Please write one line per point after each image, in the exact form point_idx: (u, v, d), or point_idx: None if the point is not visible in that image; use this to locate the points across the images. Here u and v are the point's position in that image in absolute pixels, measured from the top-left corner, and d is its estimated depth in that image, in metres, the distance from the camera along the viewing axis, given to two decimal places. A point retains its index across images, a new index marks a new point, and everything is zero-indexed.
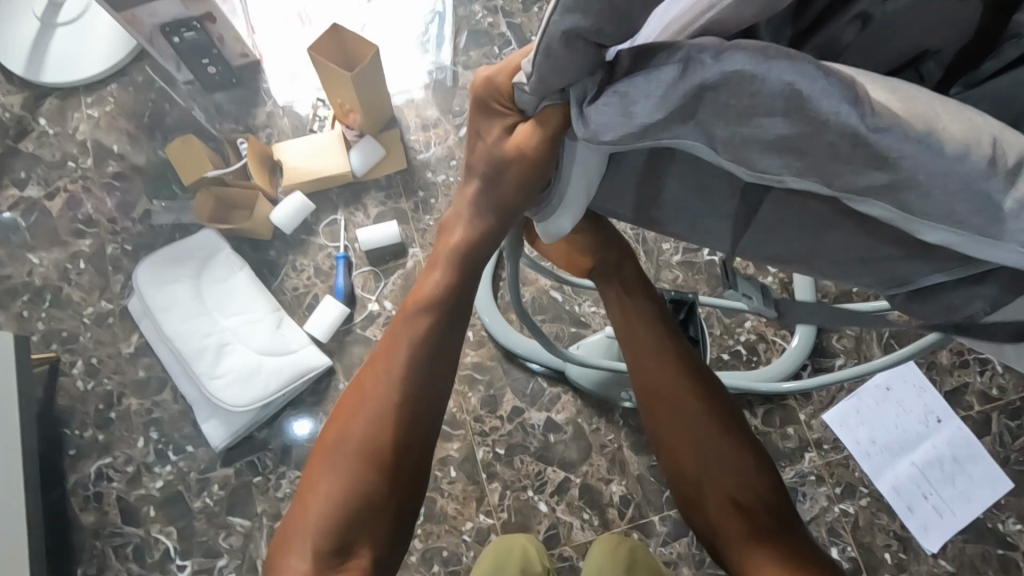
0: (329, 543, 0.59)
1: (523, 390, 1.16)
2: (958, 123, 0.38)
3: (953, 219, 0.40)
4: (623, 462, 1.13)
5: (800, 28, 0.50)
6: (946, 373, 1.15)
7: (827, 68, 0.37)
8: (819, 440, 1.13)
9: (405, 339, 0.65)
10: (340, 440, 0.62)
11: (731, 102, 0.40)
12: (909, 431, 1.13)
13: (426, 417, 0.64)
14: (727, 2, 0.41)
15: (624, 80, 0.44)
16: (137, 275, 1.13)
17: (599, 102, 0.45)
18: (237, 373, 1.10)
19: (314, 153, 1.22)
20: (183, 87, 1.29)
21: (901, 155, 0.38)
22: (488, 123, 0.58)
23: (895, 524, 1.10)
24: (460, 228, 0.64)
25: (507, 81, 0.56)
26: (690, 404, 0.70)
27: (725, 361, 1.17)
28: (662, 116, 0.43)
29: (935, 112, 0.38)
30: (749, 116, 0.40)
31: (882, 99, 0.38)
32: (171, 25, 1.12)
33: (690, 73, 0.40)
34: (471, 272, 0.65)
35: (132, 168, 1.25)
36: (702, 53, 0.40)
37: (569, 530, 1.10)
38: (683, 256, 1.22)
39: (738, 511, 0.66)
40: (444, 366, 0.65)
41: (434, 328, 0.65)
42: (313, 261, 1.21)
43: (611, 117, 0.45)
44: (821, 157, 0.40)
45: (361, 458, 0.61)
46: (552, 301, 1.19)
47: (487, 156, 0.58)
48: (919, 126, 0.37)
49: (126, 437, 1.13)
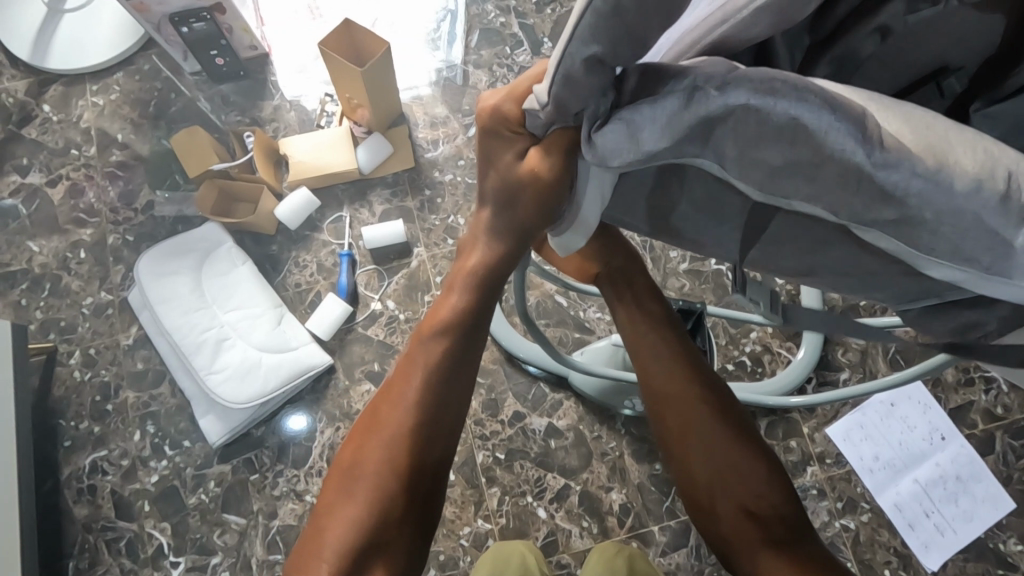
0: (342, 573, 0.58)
1: (525, 394, 1.15)
2: (972, 156, 0.37)
3: (963, 257, 0.39)
4: (624, 470, 1.12)
5: (816, 39, 0.49)
6: (951, 390, 1.15)
7: (835, 102, 0.36)
8: (822, 454, 1.12)
9: (421, 364, 0.63)
10: (355, 466, 0.62)
11: (739, 131, 0.39)
12: (912, 448, 1.12)
13: (440, 441, 0.63)
14: (739, 17, 0.41)
15: (630, 106, 0.43)
16: (138, 266, 1.12)
17: (606, 128, 0.44)
18: (237, 369, 1.09)
19: (321, 148, 1.21)
20: (190, 77, 1.28)
21: (911, 193, 0.37)
22: (499, 149, 0.55)
23: (896, 540, 1.09)
24: (477, 252, 0.63)
25: (516, 107, 0.53)
26: (700, 412, 0.68)
27: (729, 371, 1.16)
28: (668, 142, 0.42)
29: (950, 144, 0.37)
30: (757, 145, 0.39)
31: (894, 130, 0.37)
32: (180, 16, 1.11)
33: (695, 105, 0.39)
34: (489, 296, 0.64)
35: (135, 157, 1.24)
36: (708, 83, 0.38)
37: (568, 537, 1.09)
38: (690, 264, 1.21)
39: (750, 520, 0.65)
40: (460, 391, 0.64)
41: (450, 353, 0.63)
42: (316, 257, 1.20)
43: (620, 142, 0.44)
44: (830, 193, 0.39)
45: (376, 486, 0.60)
46: (557, 306, 1.19)
47: (499, 183, 0.56)
48: (930, 161, 0.36)
49: (122, 430, 1.12)
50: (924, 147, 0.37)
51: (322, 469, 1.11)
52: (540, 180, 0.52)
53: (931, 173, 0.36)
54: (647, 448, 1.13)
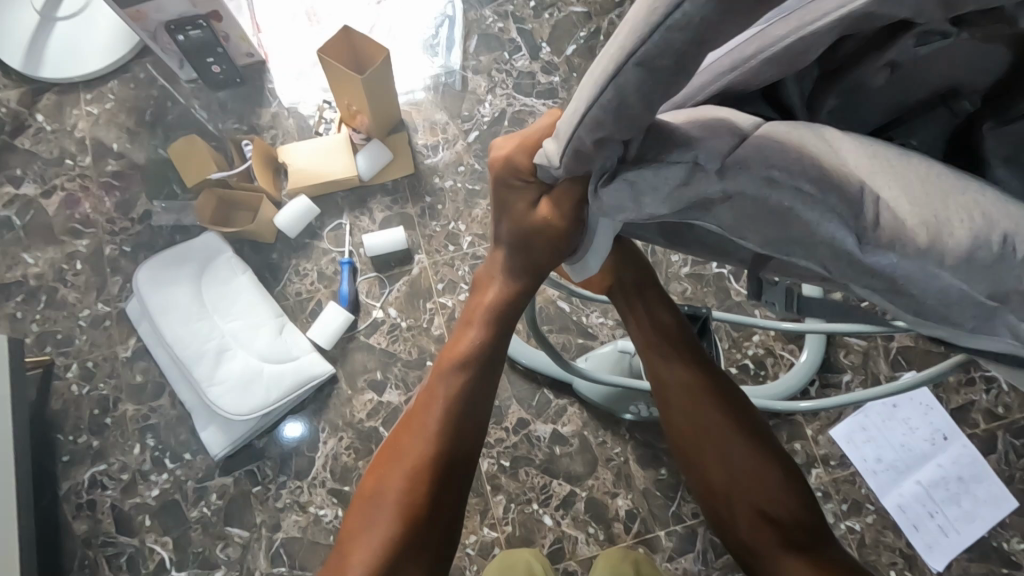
0: None
1: (529, 401, 1.14)
2: (967, 227, 0.37)
3: (956, 324, 0.40)
4: (630, 476, 1.11)
5: (825, 70, 0.47)
6: (953, 391, 1.15)
7: (817, 185, 0.39)
8: (826, 457, 1.13)
9: (440, 397, 0.64)
10: (375, 497, 0.60)
11: (738, 206, 0.42)
12: (915, 449, 1.13)
13: (459, 470, 0.63)
14: (750, 66, 0.45)
15: (635, 169, 0.43)
16: (137, 276, 1.10)
17: (610, 188, 0.45)
18: (238, 380, 1.07)
19: (320, 156, 1.20)
20: (186, 85, 1.27)
21: (899, 270, 0.39)
22: (513, 198, 0.57)
23: (900, 542, 1.09)
24: (493, 288, 0.65)
25: (528, 158, 0.56)
26: (714, 416, 0.68)
27: (733, 375, 1.16)
28: (670, 209, 0.44)
29: (945, 218, 0.37)
30: (755, 216, 0.42)
31: (890, 206, 0.38)
32: (176, 23, 1.10)
33: (694, 182, 0.42)
34: (504, 329, 0.66)
35: (132, 166, 1.23)
36: (709, 161, 0.41)
37: (574, 544, 1.08)
38: (692, 268, 1.21)
39: (768, 524, 0.64)
40: (478, 420, 0.65)
41: (469, 386, 0.64)
42: (316, 266, 1.19)
43: (622, 201, 0.45)
44: (822, 263, 0.42)
45: (398, 515, 0.59)
46: (560, 311, 1.18)
47: (513, 229, 0.58)
48: (921, 238, 0.37)
49: (121, 444, 1.10)
50: (922, 223, 0.37)
51: (326, 479, 1.10)
52: (554, 229, 0.55)
53: (921, 253, 0.37)
54: (652, 453, 1.12)
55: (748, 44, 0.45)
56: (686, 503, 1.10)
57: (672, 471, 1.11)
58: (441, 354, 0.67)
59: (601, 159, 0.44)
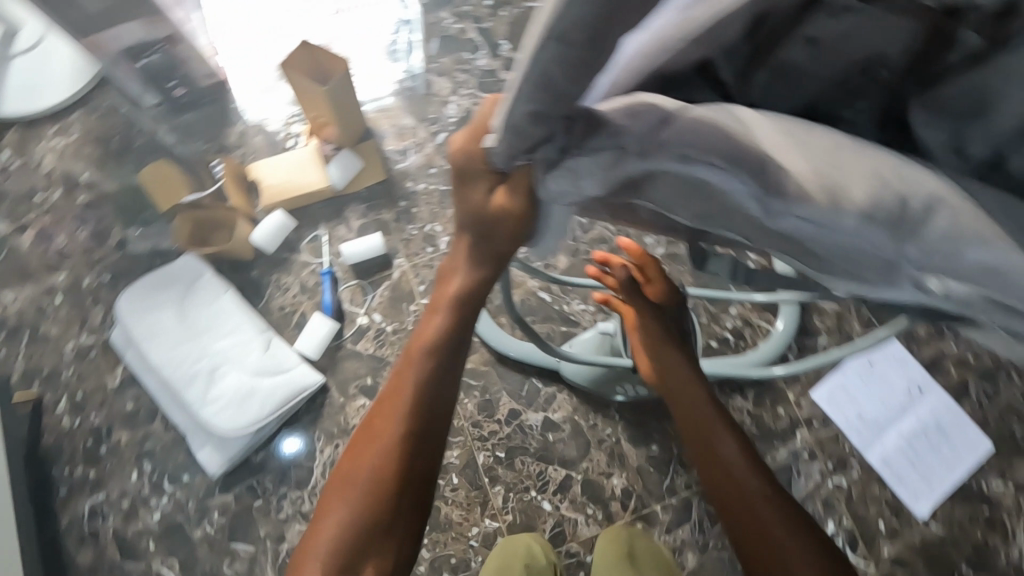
0: (338, 558, 0.65)
1: (519, 392, 1.16)
2: (869, 184, 0.32)
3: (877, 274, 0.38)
4: (623, 455, 1.14)
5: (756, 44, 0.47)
6: (925, 344, 1.20)
7: (713, 161, 0.35)
8: (809, 418, 1.16)
9: (411, 377, 0.70)
10: (353, 469, 0.69)
11: (671, 181, 0.40)
12: (893, 404, 1.17)
13: (429, 446, 0.70)
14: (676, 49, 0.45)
15: (570, 156, 0.41)
16: (118, 305, 1.11)
17: (552, 175, 0.44)
18: (229, 398, 1.08)
19: (291, 169, 1.21)
20: (150, 110, 1.24)
21: (809, 233, 0.35)
22: (471, 188, 0.55)
23: (886, 493, 1.13)
24: (457, 278, 0.68)
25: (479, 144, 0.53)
26: (716, 416, 0.91)
27: (714, 348, 1.19)
28: (605, 190, 0.43)
29: (850, 173, 0.33)
30: (687, 187, 0.40)
31: (796, 166, 0.34)
32: (136, 49, 1.09)
33: (621, 165, 0.40)
34: (467, 318, 0.70)
35: (103, 196, 1.23)
36: (629, 141, 0.38)
37: (574, 526, 1.11)
38: (665, 249, 1.24)
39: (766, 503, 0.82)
40: (444, 401, 0.71)
41: (438, 370, 0.71)
42: (298, 278, 1.20)
43: (565, 186, 0.45)
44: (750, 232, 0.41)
45: (372, 485, 0.67)
46: (541, 302, 1.21)
47: (472, 215, 0.57)
48: (822, 201, 0.33)
49: (119, 471, 1.11)
50: (819, 183, 0.33)
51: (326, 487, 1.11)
52: (512, 214, 0.53)
53: (823, 213, 0.33)
54: (643, 431, 1.15)
55: (670, 26, 0.45)
56: (679, 476, 1.14)
57: (663, 446, 1.15)
58: (412, 339, 0.72)
59: (540, 139, 0.40)
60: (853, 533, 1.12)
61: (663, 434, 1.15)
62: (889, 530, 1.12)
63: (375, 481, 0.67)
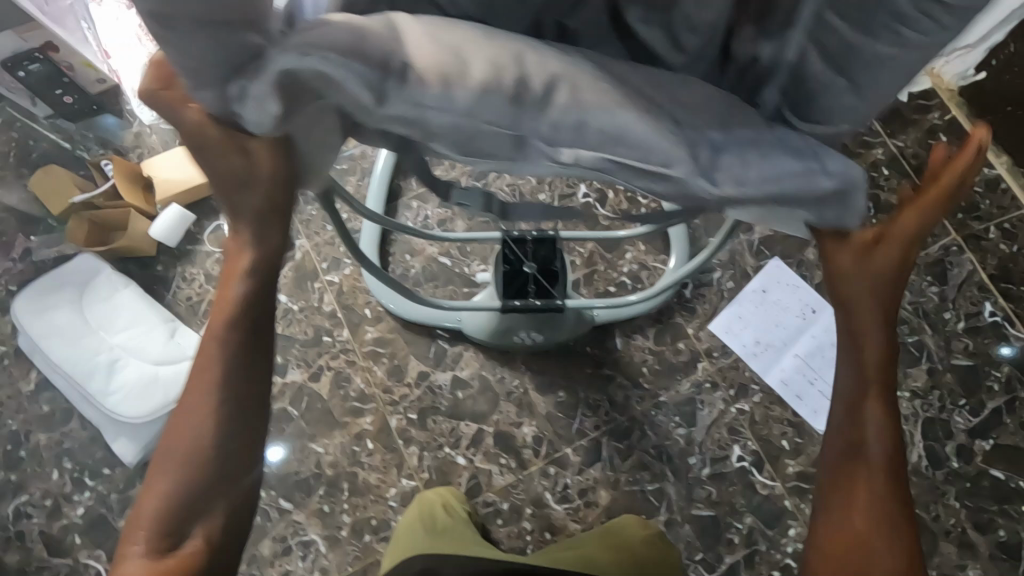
0: (161, 542, 0.63)
1: (426, 354, 1.20)
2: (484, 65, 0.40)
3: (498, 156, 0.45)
4: (531, 404, 1.18)
5: None
6: (815, 267, 1.24)
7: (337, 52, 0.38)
8: (709, 349, 1.20)
9: (215, 347, 0.64)
10: (166, 453, 0.64)
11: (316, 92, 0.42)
12: (789, 326, 1.21)
13: (247, 414, 0.66)
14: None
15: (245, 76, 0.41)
16: (17, 308, 1.14)
17: (239, 100, 0.43)
18: (134, 385, 1.10)
19: (184, 163, 1.24)
20: (44, 121, 1.26)
21: (430, 113, 0.41)
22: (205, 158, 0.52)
23: (788, 412, 1.17)
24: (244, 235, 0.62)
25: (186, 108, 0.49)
26: (869, 283, 0.63)
27: (612, 293, 1.23)
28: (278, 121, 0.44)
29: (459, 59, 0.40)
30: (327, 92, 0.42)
31: (413, 52, 0.40)
32: (12, 60, 1.12)
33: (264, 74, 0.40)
34: (270, 279, 0.66)
35: (4, 210, 1.25)
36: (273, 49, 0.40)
37: (489, 477, 1.14)
38: (560, 203, 1.27)
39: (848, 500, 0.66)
40: (257, 365, 0.66)
41: (245, 336, 0.65)
42: (202, 269, 1.23)
43: (258, 118, 0.43)
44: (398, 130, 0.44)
45: (188, 464, 0.64)
46: (442, 267, 1.24)
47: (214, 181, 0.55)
48: (436, 82, 0.39)
49: (40, 472, 1.13)
50: (432, 65, 0.39)
51: None
52: (258, 179, 0.53)
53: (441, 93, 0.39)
54: (549, 379, 1.19)
55: None
56: (587, 418, 1.17)
57: (570, 391, 1.18)
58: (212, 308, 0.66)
59: (206, 64, 0.40)
60: (758, 455, 1.15)
61: (570, 380, 1.19)
62: (793, 447, 1.16)
63: (193, 459, 0.63)
